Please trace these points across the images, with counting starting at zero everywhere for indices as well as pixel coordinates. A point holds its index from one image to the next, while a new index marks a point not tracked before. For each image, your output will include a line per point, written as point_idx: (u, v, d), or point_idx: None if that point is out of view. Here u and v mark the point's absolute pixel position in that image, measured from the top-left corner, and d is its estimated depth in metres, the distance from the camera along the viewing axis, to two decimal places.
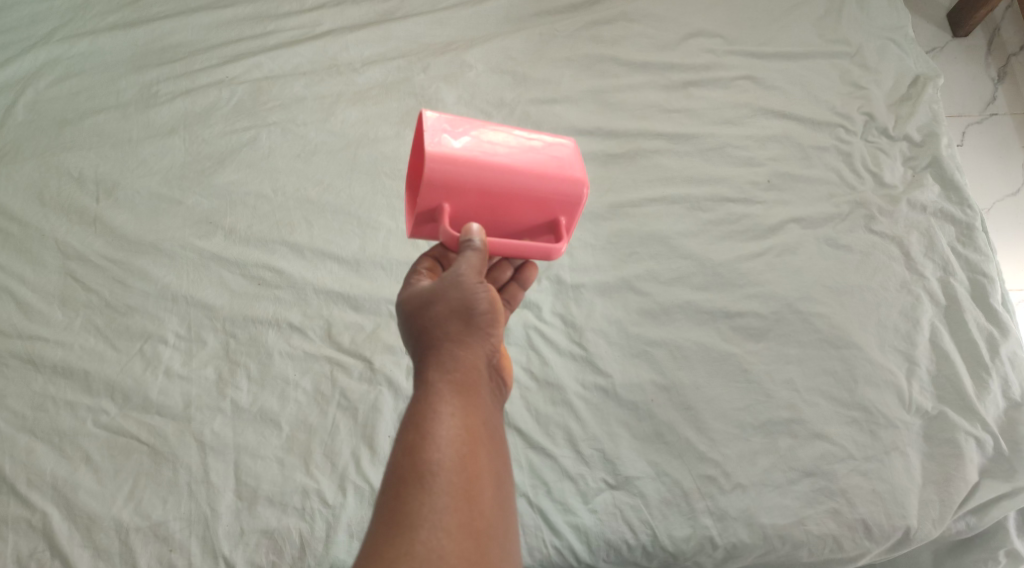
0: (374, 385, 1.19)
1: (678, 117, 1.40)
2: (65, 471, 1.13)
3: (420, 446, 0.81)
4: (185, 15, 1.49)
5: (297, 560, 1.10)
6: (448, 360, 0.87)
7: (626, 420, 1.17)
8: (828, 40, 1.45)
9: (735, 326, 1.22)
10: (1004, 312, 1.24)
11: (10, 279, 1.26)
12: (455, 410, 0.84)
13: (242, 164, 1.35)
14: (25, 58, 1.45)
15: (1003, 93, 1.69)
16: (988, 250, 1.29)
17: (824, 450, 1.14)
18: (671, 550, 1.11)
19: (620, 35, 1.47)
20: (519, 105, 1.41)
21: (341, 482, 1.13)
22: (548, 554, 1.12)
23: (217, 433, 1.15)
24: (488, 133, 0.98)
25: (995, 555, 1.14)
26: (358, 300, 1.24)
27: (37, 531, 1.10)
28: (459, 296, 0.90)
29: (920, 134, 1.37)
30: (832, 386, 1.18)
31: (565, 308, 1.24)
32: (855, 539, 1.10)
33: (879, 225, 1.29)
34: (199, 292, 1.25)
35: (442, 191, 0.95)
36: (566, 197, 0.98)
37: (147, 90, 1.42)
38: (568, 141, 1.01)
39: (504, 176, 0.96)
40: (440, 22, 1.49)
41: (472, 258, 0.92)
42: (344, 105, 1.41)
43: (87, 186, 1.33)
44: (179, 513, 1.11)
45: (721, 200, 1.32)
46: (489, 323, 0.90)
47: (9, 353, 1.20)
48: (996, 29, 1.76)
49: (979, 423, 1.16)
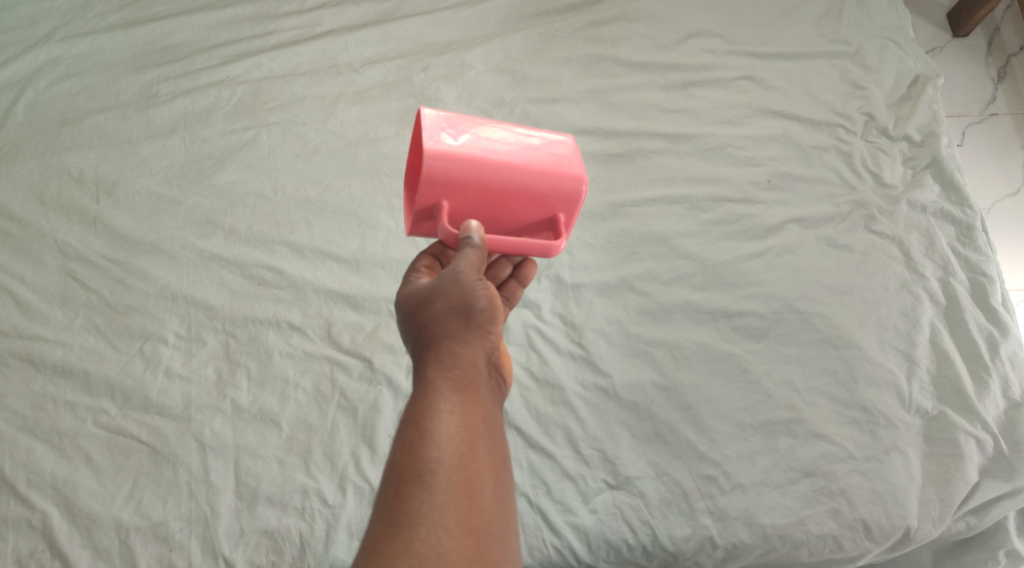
0: (374, 385, 1.19)
1: (678, 117, 1.40)
2: (65, 471, 1.13)
3: (419, 444, 0.81)
4: (185, 15, 1.49)
5: (297, 560, 1.10)
6: (447, 357, 0.87)
7: (626, 420, 1.17)
8: (827, 39, 1.45)
9: (735, 325, 1.22)
10: (1004, 312, 1.24)
11: (10, 279, 1.26)
12: (455, 407, 0.84)
13: (242, 164, 1.35)
14: (25, 58, 1.45)
15: (1002, 93, 1.69)
16: (988, 250, 1.29)
17: (824, 450, 1.14)
18: (671, 550, 1.11)
19: (619, 35, 1.47)
20: (519, 104, 1.41)
21: (341, 482, 1.13)
22: (548, 554, 1.12)
23: (217, 433, 1.15)
24: (487, 130, 0.98)
25: (995, 555, 1.14)
26: (358, 300, 1.24)
27: (37, 531, 1.10)
28: (458, 294, 0.90)
29: (920, 134, 1.37)
30: (832, 386, 1.18)
31: (565, 308, 1.24)
32: (855, 539, 1.10)
33: (879, 225, 1.29)
34: (199, 292, 1.25)
35: (441, 188, 0.95)
36: (565, 194, 0.98)
37: (147, 90, 1.42)
38: (567, 138, 1.01)
39: (503, 173, 0.96)
40: (440, 22, 1.49)
41: (472, 255, 0.92)
42: (344, 104, 1.41)
43: (87, 185, 1.33)
44: (179, 513, 1.11)
45: (721, 200, 1.32)
46: (488, 320, 0.90)
47: (9, 353, 1.20)
48: (995, 28, 1.76)
49: (979, 423, 1.16)
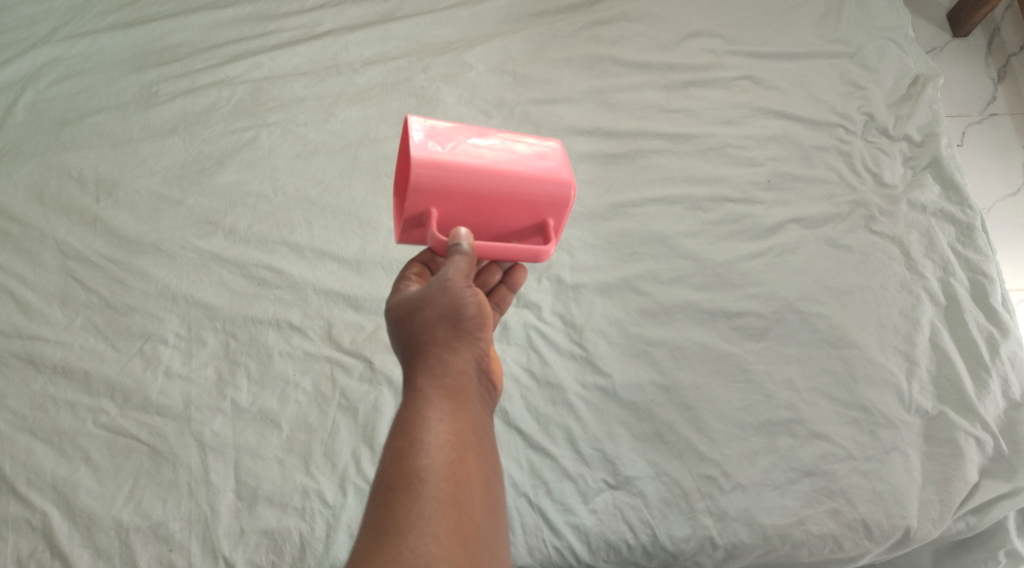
0: (374, 385, 1.19)
1: (678, 117, 1.40)
2: (65, 471, 1.13)
3: (408, 452, 0.81)
4: (183, 15, 1.49)
5: (297, 560, 1.09)
6: (437, 364, 0.87)
7: (626, 420, 1.17)
8: (828, 40, 1.46)
9: (735, 325, 1.22)
10: (1004, 312, 1.24)
11: (10, 278, 1.25)
12: (444, 414, 0.84)
13: (242, 164, 1.35)
14: (25, 58, 1.45)
15: (1003, 93, 1.69)
16: (988, 251, 1.29)
17: (824, 450, 1.14)
18: (671, 550, 1.11)
19: (620, 35, 1.48)
20: (520, 104, 1.41)
21: (341, 483, 1.13)
22: (548, 554, 1.11)
23: (217, 433, 1.15)
24: (474, 138, 0.98)
25: (995, 555, 1.13)
26: (358, 300, 1.24)
27: (37, 531, 1.10)
28: (447, 301, 0.90)
29: (920, 134, 1.37)
30: (832, 386, 1.18)
31: (565, 308, 1.24)
32: (855, 539, 1.10)
33: (879, 225, 1.29)
34: (199, 292, 1.25)
35: (430, 195, 0.95)
36: (554, 200, 0.98)
37: (147, 90, 1.42)
38: (557, 144, 1.02)
39: (492, 179, 0.96)
40: (440, 22, 1.50)
41: (461, 262, 0.92)
42: (344, 104, 1.41)
43: (87, 185, 1.33)
44: (179, 513, 1.11)
45: (721, 200, 1.32)
46: (477, 327, 0.90)
47: (9, 353, 1.20)
48: (995, 28, 1.77)
49: (979, 423, 1.16)
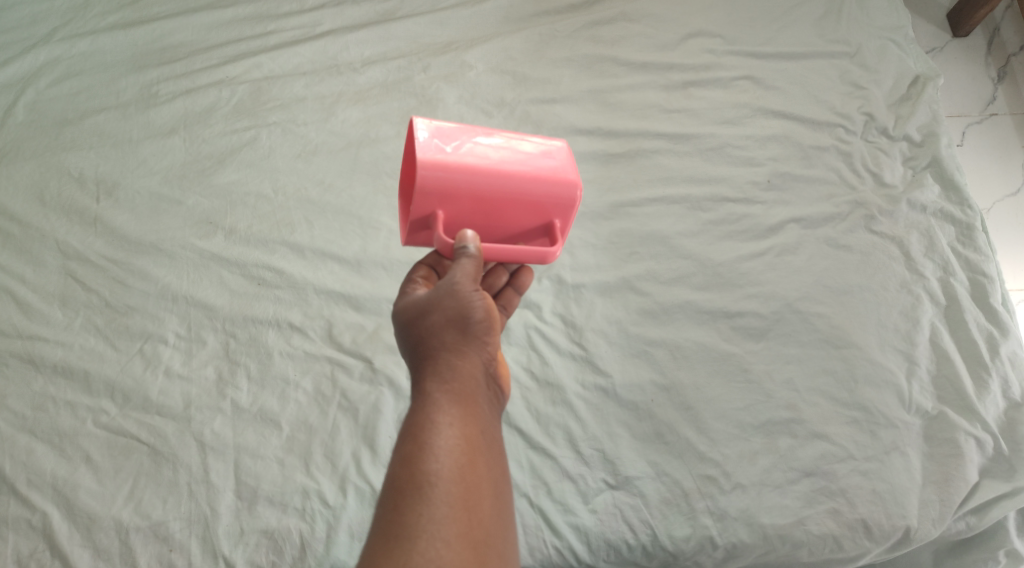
0: (374, 385, 1.19)
1: (678, 117, 1.40)
2: (65, 471, 1.13)
3: (418, 457, 0.81)
4: (184, 15, 1.50)
5: (297, 560, 1.09)
6: (445, 369, 0.88)
7: (626, 420, 1.17)
8: (828, 40, 1.46)
9: (735, 325, 1.22)
10: (1004, 312, 1.24)
11: (10, 279, 1.25)
12: (454, 419, 0.84)
13: (242, 164, 1.35)
14: (26, 58, 1.45)
15: (1003, 93, 1.69)
16: (988, 250, 1.29)
17: (824, 450, 1.14)
18: (671, 550, 1.11)
19: (620, 36, 1.48)
20: (520, 104, 1.41)
21: (341, 483, 1.13)
22: (548, 554, 1.11)
23: (217, 433, 1.15)
24: (479, 139, 0.98)
25: (995, 555, 1.13)
26: (358, 300, 1.24)
27: (37, 531, 1.09)
28: (455, 305, 0.90)
29: (920, 134, 1.38)
30: (832, 386, 1.18)
31: (565, 308, 1.24)
32: (855, 539, 1.10)
33: (879, 225, 1.29)
34: (199, 292, 1.25)
35: (435, 198, 0.95)
36: (559, 200, 0.98)
37: (148, 90, 1.42)
38: (562, 144, 1.01)
39: (497, 180, 0.96)
40: (440, 22, 1.50)
41: (468, 266, 0.92)
42: (344, 104, 1.41)
43: (86, 185, 1.33)
44: (179, 513, 1.11)
45: (721, 200, 1.32)
46: (485, 332, 0.90)
47: (9, 353, 1.20)
48: (995, 28, 1.77)
49: (979, 423, 1.16)
